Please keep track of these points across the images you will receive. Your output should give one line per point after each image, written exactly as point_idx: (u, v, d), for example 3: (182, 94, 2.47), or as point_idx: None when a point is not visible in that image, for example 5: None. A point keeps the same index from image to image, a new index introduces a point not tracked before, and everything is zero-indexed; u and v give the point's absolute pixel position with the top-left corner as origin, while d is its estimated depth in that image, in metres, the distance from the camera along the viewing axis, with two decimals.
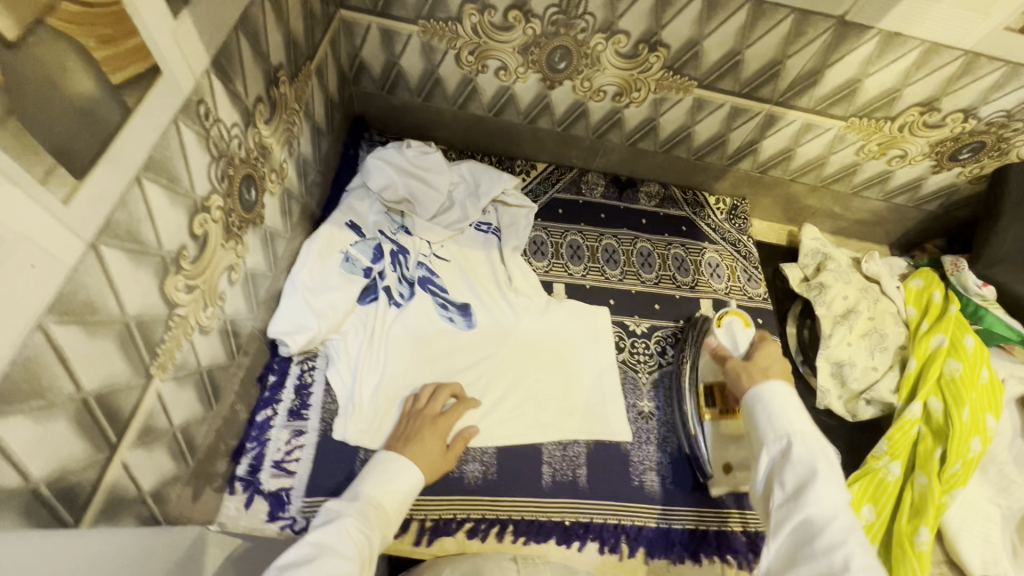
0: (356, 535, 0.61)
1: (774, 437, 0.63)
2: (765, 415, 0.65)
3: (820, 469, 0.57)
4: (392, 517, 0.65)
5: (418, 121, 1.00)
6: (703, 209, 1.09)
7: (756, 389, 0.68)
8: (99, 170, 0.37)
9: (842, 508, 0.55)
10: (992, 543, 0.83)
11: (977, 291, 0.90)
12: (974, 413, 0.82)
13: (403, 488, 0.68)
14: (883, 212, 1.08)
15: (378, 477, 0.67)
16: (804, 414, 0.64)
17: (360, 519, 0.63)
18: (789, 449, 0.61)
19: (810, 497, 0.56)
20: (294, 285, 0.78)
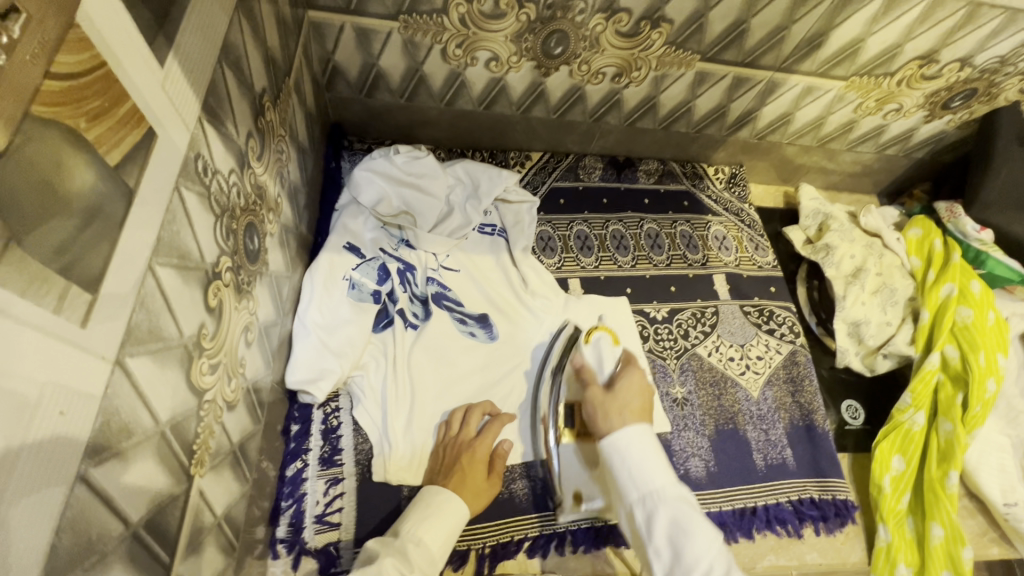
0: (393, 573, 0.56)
1: (629, 497, 0.58)
2: (625, 470, 0.60)
3: (683, 525, 0.54)
4: (437, 554, 0.61)
5: (401, 122, 0.92)
6: (703, 181, 1.07)
7: (616, 438, 0.61)
8: (112, 274, 0.30)
9: (714, 560, 0.52)
10: (1009, 473, 0.88)
11: (975, 235, 0.92)
12: (989, 356, 0.85)
13: (447, 524, 0.63)
14: (874, 163, 1.09)
15: (421, 513, 0.63)
16: (660, 460, 0.59)
17: (402, 561, 0.57)
18: (655, 510, 0.56)
19: (686, 562, 0.52)
20: (305, 326, 0.72)
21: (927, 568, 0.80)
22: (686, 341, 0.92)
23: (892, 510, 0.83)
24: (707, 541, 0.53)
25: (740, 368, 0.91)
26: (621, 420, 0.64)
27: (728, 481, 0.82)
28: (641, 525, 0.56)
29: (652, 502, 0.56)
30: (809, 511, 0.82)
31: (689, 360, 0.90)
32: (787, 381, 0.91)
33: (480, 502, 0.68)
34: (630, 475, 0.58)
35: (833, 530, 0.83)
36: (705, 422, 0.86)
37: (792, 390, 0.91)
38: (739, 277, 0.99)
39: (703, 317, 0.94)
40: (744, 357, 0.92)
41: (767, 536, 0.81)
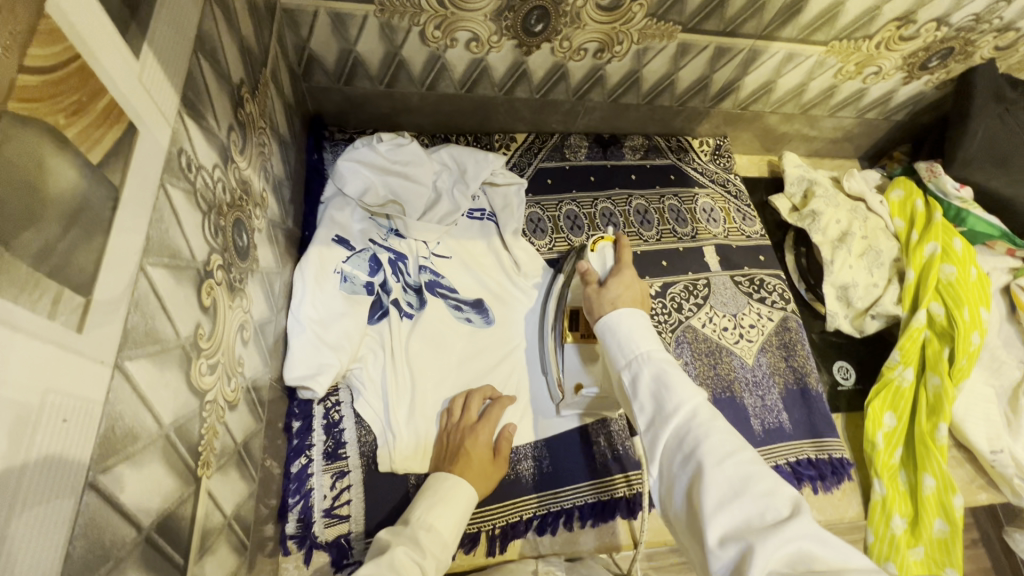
0: (407, 562, 0.55)
1: (618, 364, 0.56)
2: (615, 342, 0.58)
3: (668, 377, 0.51)
4: (449, 539, 0.61)
5: (383, 108, 0.91)
6: (688, 154, 1.07)
7: (607, 318, 0.60)
8: (104, 278, 0.30)
9: (699, 406, 0.49)
10: (994, 422, 0.91)
11: (956, 193, 0.94)
12: (973, 311, 0.87)
13: (458, 508, 0.64)
14: (855, 128, 1.11)
15: (431, 501, 0.63)
16: (650, 330, 0.57)
17: (415, 549, 0.57)
18: (641, 371, 0.54)
19: (670, 409, 0.50)
20: (300, 322, 0.71)
21: (920, 518, 0.84)
22: (680, 313, 0.93)
23: (885, 465, 0.86)
24: (694, 389, 0.50)
25: (734, 337, 0.92)
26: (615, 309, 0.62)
27: None
28: (627, 385, 0.54)
29: (637, 361, 0.55)
30: (807, 472, 0.84)
31: (684, 332, 0.91)
32: (780, 347, 0.93)
33: (488, 484, 0.69)
34: (618, 344, 0.57)
35: (830, 488, 0.85)
36: (703, 391, 0.87)
37: (785, 355, 0.93)
38: (728, 248, 1.00)
39: (695, 289, 0.95)
40: (737, 326, 0.94)
41: None
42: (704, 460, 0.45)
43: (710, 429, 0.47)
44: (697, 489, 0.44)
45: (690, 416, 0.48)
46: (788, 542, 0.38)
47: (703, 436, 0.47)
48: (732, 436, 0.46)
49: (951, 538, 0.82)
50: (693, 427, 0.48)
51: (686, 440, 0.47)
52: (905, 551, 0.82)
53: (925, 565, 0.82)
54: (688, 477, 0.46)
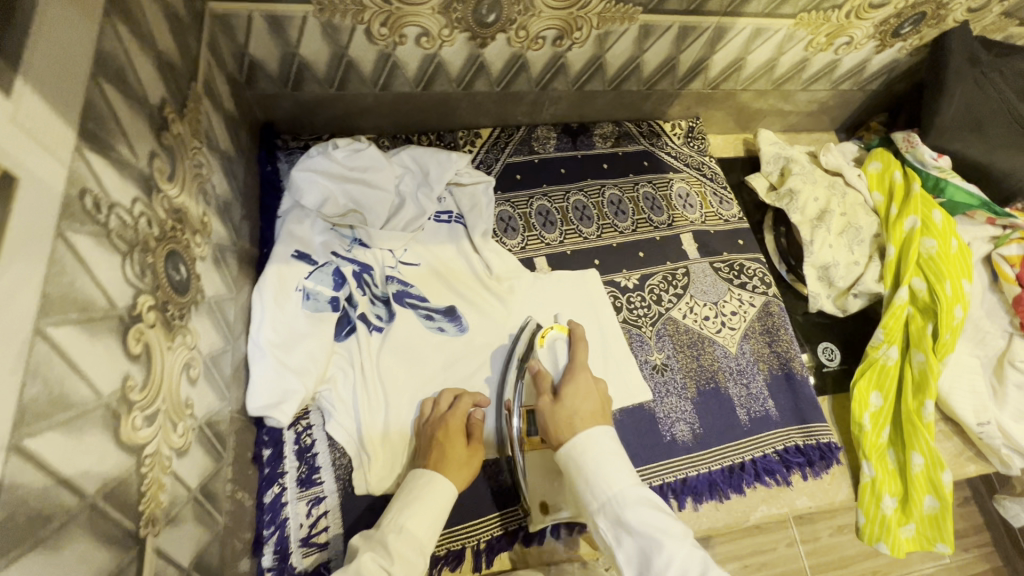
0: (372, 570, 0.54)
1: (590, 506, 0.56)
2: (585, 479, 0.57)
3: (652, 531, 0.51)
4: (427, 540, 0.59)
5: (337, 112, 0.86)
6: (661, 138, 1.03)
7: (571, 447, 0.58)
8: None
9: (689, 562, 0.50)
10: (980, 393, 0.90)
11: (933, 163, 0.92)
12: (955, 284, 0.85)
13: (435, 506, 0.61)
14: (830, 100, 1.08)
15: (404, 502, 0.61)
16: (618, 461, 0.57)
17: (384, 554, 0.55)
18: (621, 518, 0.53)
19: (658, 565, 0.50)
20: (260, 347, 0.68)
21: (910, 496, 0.84)
22: (660, 306, 0.90)
23: (873, 445, 0.85)
24: (681, 542, 0.51)
25: (716, 327, 0.90)
26: (572, 429, 0.60)
27: (713, 440, 0.82)
28: (609, 534, 0.54)
29: (612, 504, 0.54)
30: (795, 458, 0.83)
31: (665, 325, 0.89)
32: (763, 333, 0.91)
33: (468, 473, 0.67)
34: (588, 486, 0.55)
35: (818, 472, 0.84)
36: (687, 384, 0.85)
37: (768, 342, 0.91)
38: (706, 234, 0.97)
39: (674, 279, 0.93)
40: (719, 315, 0.91)
41: (757, 488, 0.82)
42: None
43: None
44: None
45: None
46: None
47: None
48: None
49: (941, 514, 0.82)
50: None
51: None
52: (895, 530, 0.83)
53: (915, 541, 0.84)
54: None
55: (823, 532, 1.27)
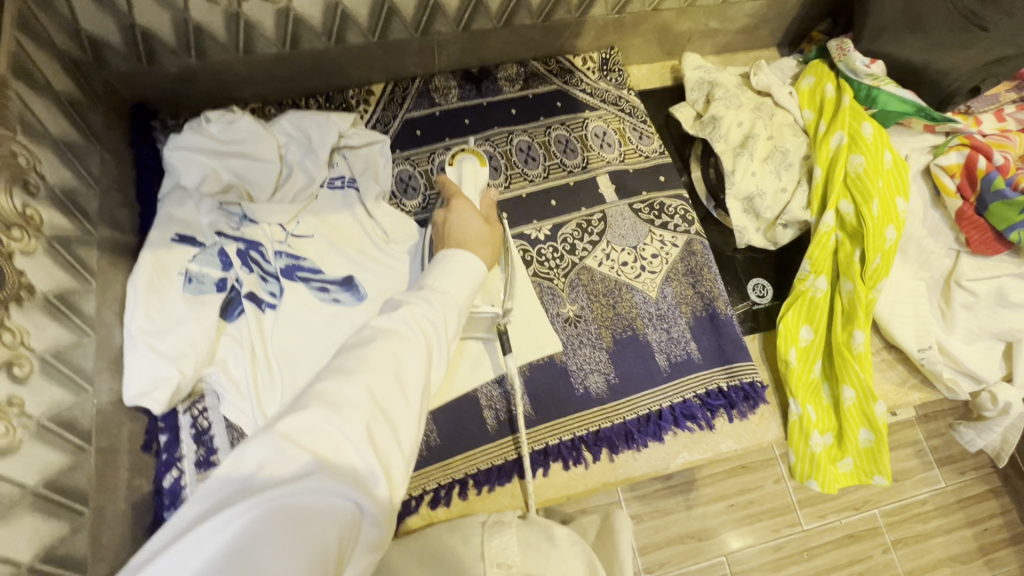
0: (421, 320, 0.57)
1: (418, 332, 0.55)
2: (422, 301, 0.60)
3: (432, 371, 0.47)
4: (465, 303, 0.63)
5: (211, 84, 0.81)
6: (574, 75, 0.95)
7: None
8: None
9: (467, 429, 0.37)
10: (923, 317, 0.85)
11: (866, 70, 0.83)
12: (884, 202, 0.79)
13: (470, 276, 0.64)
14: (761, 12, 0.97)
15: (441, 269, 0.63)
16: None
17: (425, 306, 0.59)
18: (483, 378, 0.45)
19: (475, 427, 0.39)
20: (130, 336, 0.66)
21: (844, 431, 0.81)
22: (574, 255, 0.86)
23: (801, 382, 0.81)
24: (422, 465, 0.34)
25: (635, 271, 0.86)
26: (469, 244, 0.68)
27: (631, 389, 0.80)
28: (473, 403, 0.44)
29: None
30: (717, 399, 0.80)
31: (578, 275, 0.85)
32: (686, 274, 0.86)
33: (492, 251, 0.71)
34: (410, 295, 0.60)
35: (745, 414, 0.81)
36: (601, 333, 0.82)
37: (691, 281, 0.86)
38: (624, 174, 0.91)
39: (590, 226, 0.88)
40: (638, 259, 0.87)
41: (679, 433, 0.80)
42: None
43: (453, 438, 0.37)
44: None
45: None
46: None
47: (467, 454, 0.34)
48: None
49: (877, 447, 0.79)
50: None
51: None
52: (827, 467, 0.80)
53: (853, 475, 0.81)
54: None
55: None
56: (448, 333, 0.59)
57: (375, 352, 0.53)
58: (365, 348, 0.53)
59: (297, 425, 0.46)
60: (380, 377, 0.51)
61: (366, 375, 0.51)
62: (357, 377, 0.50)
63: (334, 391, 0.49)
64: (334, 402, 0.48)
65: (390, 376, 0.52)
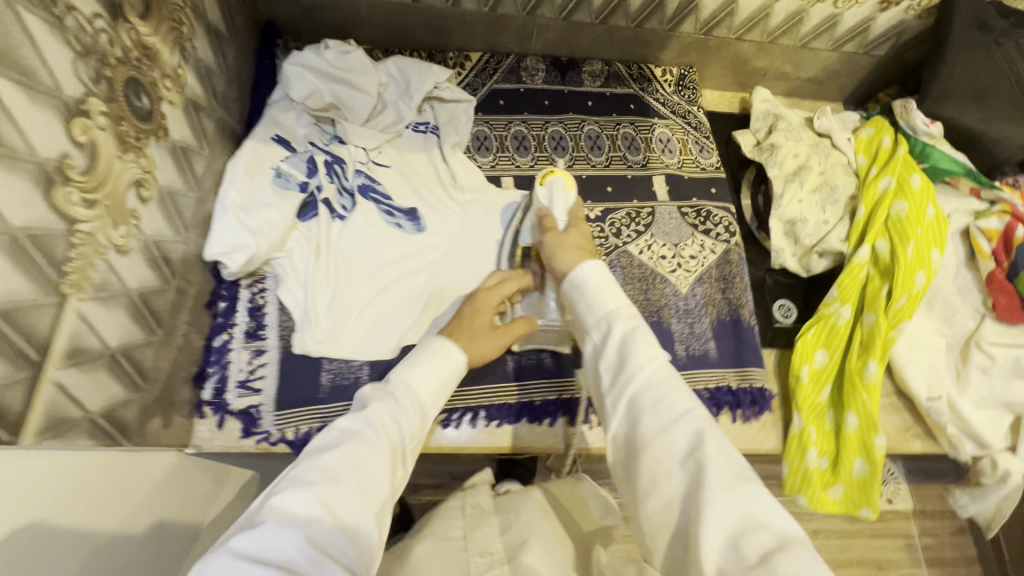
0: (386, 424, 0.53)
1: (587, 322, 0.59)
2: (410, 372, 0.60)
3: (615, 327, 0.56)
4: (429, 402, 0.59)
5: (334, 19, 0.92)
6: (651, 83, 1.03)
7: (577, 273, 0.62)
8: None
9: (659, 358, 0.52)
10: (937, 370, 0.87)
11: (925, 129, 0.89)
12: (920, 248, 0.83)
13: (444, 376, 0.62)
14: (836, 64, 1.04)
15: (418, 367, 0.60)
16: (616, 285, 0.60)
17: (394, 408, 0.55)
18: (610, 328, 0.56)
19: (635, 367, 0.52)
20: (223, 205, 0.74)
21: (841, 458, 0.83)
22: (617, 239, 0.92)
23: (807, 400, 0.85)
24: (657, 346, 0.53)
25: (671, 266, 0.92)
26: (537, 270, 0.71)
27: None
28: (595, 341, 0.57)
29: (600, 322, 0.58)
30: (723, 398, 0.84)
31: (618, 257, 0.91)
32: (718, 279, 0.91)
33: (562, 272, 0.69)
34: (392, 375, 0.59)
35: (749, 418, 0.84)
36: None
37: (722, 287, 0.91)
38: (679, 179, 0.98)
39: (638, 218, 0.94)
40: (676, 256, 0.92)
41: None
42: (734, 522, 0.42)
43: (620, 329, 0.56)
44: (628, 354, 0.53)
45: (648, 384, 0.51)
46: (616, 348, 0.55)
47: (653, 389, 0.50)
48: (687, 396, 0.50)
49: (870, 478, 0.81)
50: (649, 389, 0.51)
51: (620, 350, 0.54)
52: (817, 487, 0.83)
53: (840, 504, 0.83)
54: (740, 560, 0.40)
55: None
56: (413, 435, 0.55)
57: (338, 456, 0.48)
58: (326, 454, 0.48)
59: (251, 544, 0.40)
60: (344, 485, 0.46)
61: (330, 482, 0.46)
62: (320, 486, 0.45)
63: (296, 503, 0.44)
64: (293, 518, 0.43)
65: (354, 482, 0.47)
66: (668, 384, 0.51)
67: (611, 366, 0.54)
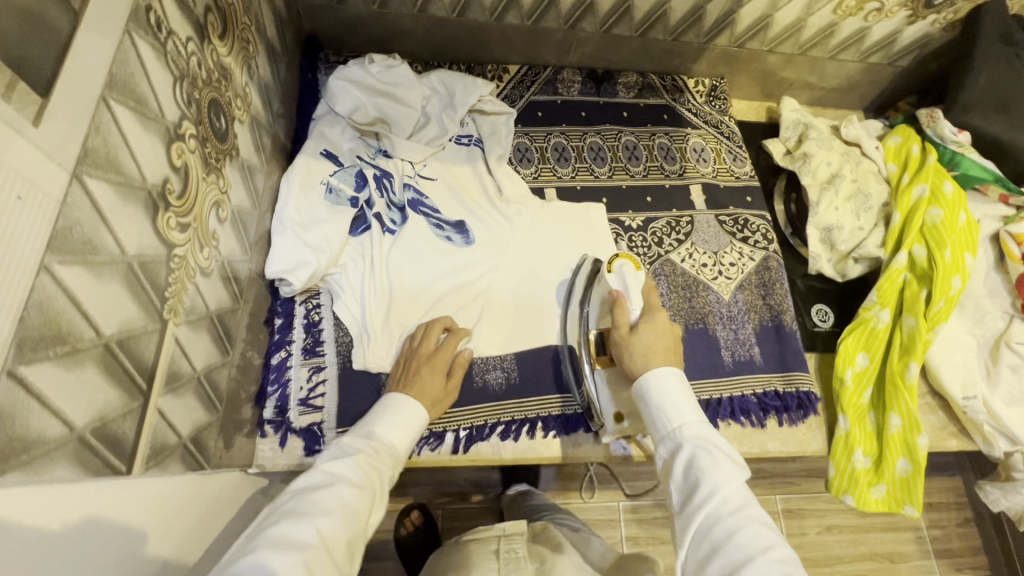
0: (368, 468, 0.57)
1: (656, 435, 0.61)
2: (385, 417, 0.64)
3: (685, 445, 0.57)
4: (402, 448, 0.63)
5: (376, 33, 0.92)
6: (684, 94, 1.05)
7: (642, 380, 0.63)
8: (54, 102, 0.32)
9: (731, 484, 0.53)
10: (971, 369, 0.90)
11: (953, 137, 0.92)
12: (956, 253, 0.86)
13: (414, 424, 0.65)
14: (860, 74, 1.08)
15: (389, 415, 0.64)
16: (688, 398, 0.61)
17: (375, 456, 0.59)
18: (680, 446, 0.58)
19: (705, 493, 0.53)
20: (282, 222, 0.74)
21: (884, 458, 0.85)
22: (659, 248, 0.94)
23: (851, 403, 0.87)
24: (730, 471, 0.54)
25: (713, 274, 0.93)
26: (647, 363, 0.65)
27: (697, 374, 0.85)
28: (666, 458, 0.59)
29: (670, 437, 0.59)
30: (771, 402, 0.86)
31: (662, 266, 0.92)
32: (758, 286, 0.93)
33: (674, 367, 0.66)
34: (367, 421, 0.64)
35: (795, 421, 0.86)
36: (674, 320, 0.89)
37: (763, 293, 0.93)
38: (716, 187, 1.00)
39: (678, 227, 0.96)
40: (717, 264, 0.94)
41: (731, 425, 0.85)
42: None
43: (692, 446, 0.57)
44: (697, 475, 0.55)
45: (723, 511, 0.52)
46: (687, 468, 0.56)
47: (727, 521, 0.51)
48: (761, 529, 0.51)
49: (913, 476, 0.83)
50: (725, 517, 0.52)
51: (694, 472, 0.55)
52: (863, 487, 0.85)
53: (884, 502, 0.85)
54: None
55: (810, 528, 1.26)
56: (388, 482, 0.59)
57: (324, 495, 0.52)
58: (314, 492, 0.52)
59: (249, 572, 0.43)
60: (331, 520, 0.50)
61: (316, 518, 0.49)
62: (310, 519, 0.49)
63: (286, 535, 0.47)
64: (284, 545, 0.46)
65: (339, 518, 0.50)
66: (743, 517, 0.52)
67: (682, 487, 0.56)
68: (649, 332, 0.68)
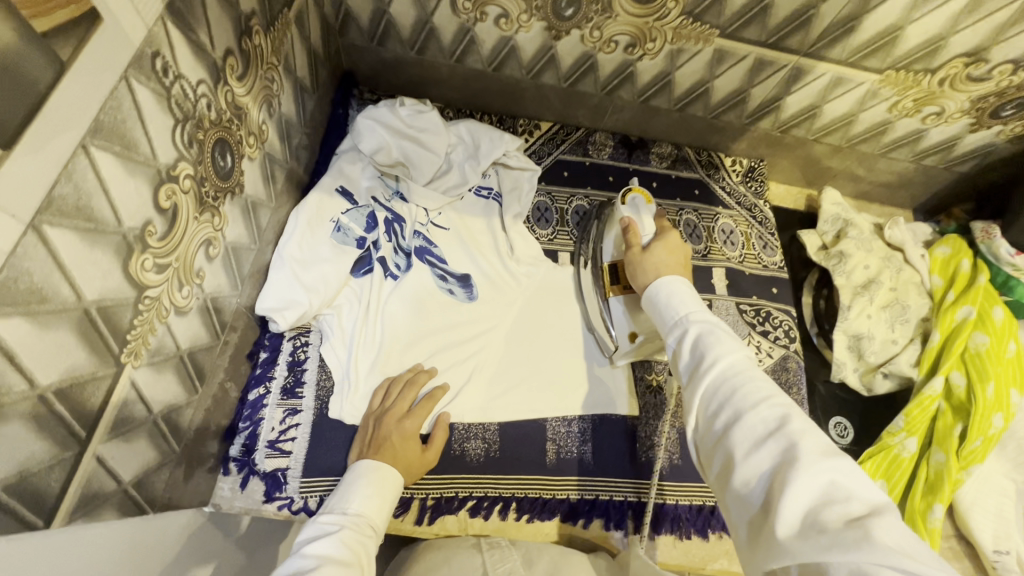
0: (354, 549, 0.54)
1: (665, 331, 0.59)
2: (359, 490, 0.61)
3: (692, 325, 0.55)
4: (381, 523, 0.60)
5: (412, 77, 0.93)
6: (719, 171, 1.01)
7: (652, 288, 0.64)
8: (15, 156, 0.31)
9: (737, 349, 0.51)
10: (1005, 518, 0.81)
11: (1009, 259, 0.85)
12: (999, 389, 0.78)
13: (389, 494, 0.62)
14: (912, 174, 1.02)
15: (362, 488, 0.61)
16: (693, 293, 0.60)
17: (357, 533, 0.56)
18: (686, 329, 0.56)
19: (711, 359, 0.51)
20: (282, 258, 0.73)
21: None
22: None
23: None
24: (735, 340, 0.52)
25: None
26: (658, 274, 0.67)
27: (692, 475, 0.80)
28: (674, 344, 0.56)
29: (678, 323, 0.57)
30: None
31: None
32: (774, 386, 0.85)
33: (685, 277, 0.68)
34: (340, 498, 0.59)
35: None
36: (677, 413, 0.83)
37: None
38: (740, 274, 0.93)
39: None
40: None
41: (723, 538, 0.79)
42: (819, 491, 0.39)
43: (697, 326, 0.55)
44: (703, 347, 0.52)
45: (729, 370, 0.49)
46: (694, 344, 0.53)
47: (735, 383, 0.48)
48: (766, 383, 0.48)
49: None
50: (731, 376, 0.49)
51: (702, 348, 0.52)
52: None
53: None
54: (823, 523, 0.37)
55: None
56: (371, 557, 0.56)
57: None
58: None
59: None
60: None
61: None
62: None
63: None
64: None
65: None
66: (749, 376, 0.49)
67: (689, 365, 0.53)
68: (661, 251, 0.70)
